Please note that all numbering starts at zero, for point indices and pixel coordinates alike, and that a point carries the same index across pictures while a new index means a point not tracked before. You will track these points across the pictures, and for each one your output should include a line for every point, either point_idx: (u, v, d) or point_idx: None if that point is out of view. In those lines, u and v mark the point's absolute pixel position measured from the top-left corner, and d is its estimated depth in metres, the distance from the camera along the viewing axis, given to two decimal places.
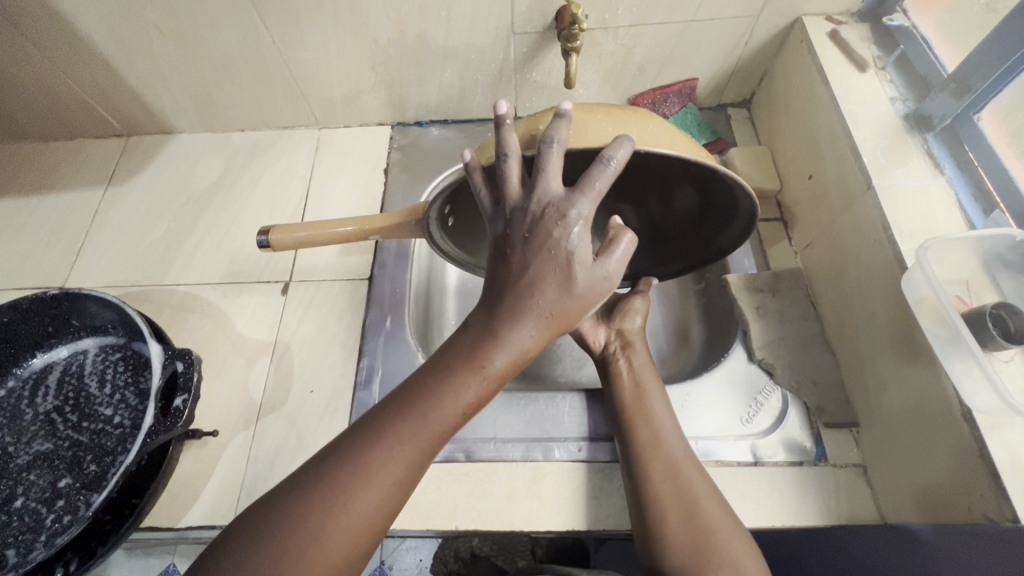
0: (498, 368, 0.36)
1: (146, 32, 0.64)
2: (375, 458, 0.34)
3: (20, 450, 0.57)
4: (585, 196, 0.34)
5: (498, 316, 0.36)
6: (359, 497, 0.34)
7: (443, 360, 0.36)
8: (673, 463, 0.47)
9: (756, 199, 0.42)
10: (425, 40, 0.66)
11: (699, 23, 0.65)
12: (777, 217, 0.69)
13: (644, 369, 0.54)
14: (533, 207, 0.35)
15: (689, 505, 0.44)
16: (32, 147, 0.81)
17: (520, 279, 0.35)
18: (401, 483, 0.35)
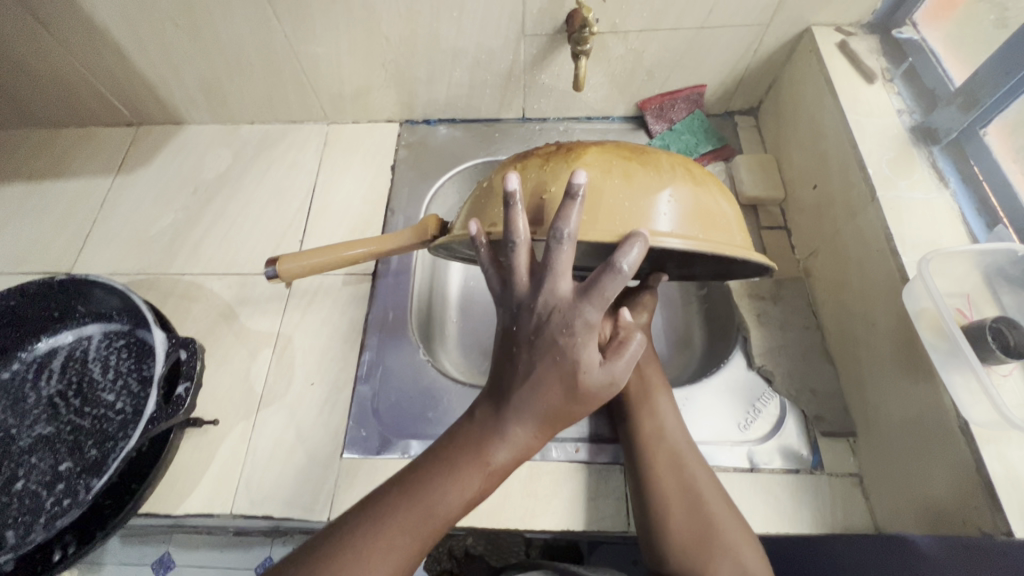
0: (500, 463, 0.39)
1: (160, 23, 0.64)
2: (377, 547, 0.36)
3: (23, 432, 0.58)
4: (592, 305, 0.34)
5: (503, 413, 0.39)
6: None
7: (449, 453, 0.40)
8: (674, 458, 0.47)
9: (770, 264, 0.44)
10: (436, 39, 0.67)
11: (709, 30, 0.65)
12: (781, 224, 0.70)
13: (647, 363, 0.54)
14: (541, 306, 0.36)
15: (691, 507, 0.44)
16: (43, 134, 0.82)
17: (527, 381, 0.38)
18: (401, 569, 0.37)
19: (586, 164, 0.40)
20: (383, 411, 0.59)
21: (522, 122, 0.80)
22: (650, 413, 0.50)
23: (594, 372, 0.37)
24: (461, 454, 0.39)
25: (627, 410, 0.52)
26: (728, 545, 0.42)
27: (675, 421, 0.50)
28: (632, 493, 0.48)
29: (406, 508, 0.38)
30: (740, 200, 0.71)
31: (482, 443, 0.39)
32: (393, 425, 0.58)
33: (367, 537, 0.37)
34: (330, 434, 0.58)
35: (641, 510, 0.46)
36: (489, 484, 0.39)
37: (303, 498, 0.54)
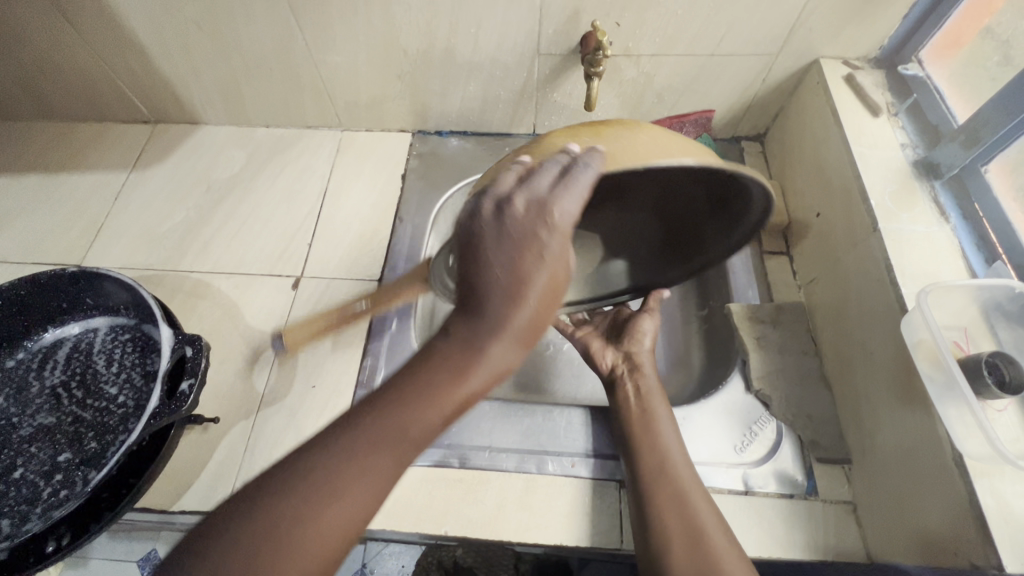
0: (475, 386, 0.32)
1: (183, 24, 0.66)
2: (343, 471, 0.31)
3: (24, 421, 0.58)
4: (572, 197, 0.32)
5: (474, 329, 0.32)
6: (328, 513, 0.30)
7: (417, 370, 0.32)
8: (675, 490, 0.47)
9: (774, 194, 0.38)
10: (453, 53, 0.68)
11: (719, 57, 0.67)
12: (783, 250, 0.71)
13: (652, 394, 0.55)
14: (518, 203, 0.32)
15: (691, 528, 0.44)
16: (61, 128, 0.83)
17: (507, 283, 0.31)
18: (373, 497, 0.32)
19: (552, 141, 0.38)
20: None
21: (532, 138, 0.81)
22: (654, 440, 0.51)
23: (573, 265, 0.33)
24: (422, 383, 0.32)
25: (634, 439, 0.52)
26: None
27: (677, 450, 0.51)
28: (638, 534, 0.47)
29: (369, 431, 0.32)
30: None
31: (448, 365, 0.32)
32: None
33: (313, 489, 0.31)
34: None
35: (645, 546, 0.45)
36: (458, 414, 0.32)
37: None
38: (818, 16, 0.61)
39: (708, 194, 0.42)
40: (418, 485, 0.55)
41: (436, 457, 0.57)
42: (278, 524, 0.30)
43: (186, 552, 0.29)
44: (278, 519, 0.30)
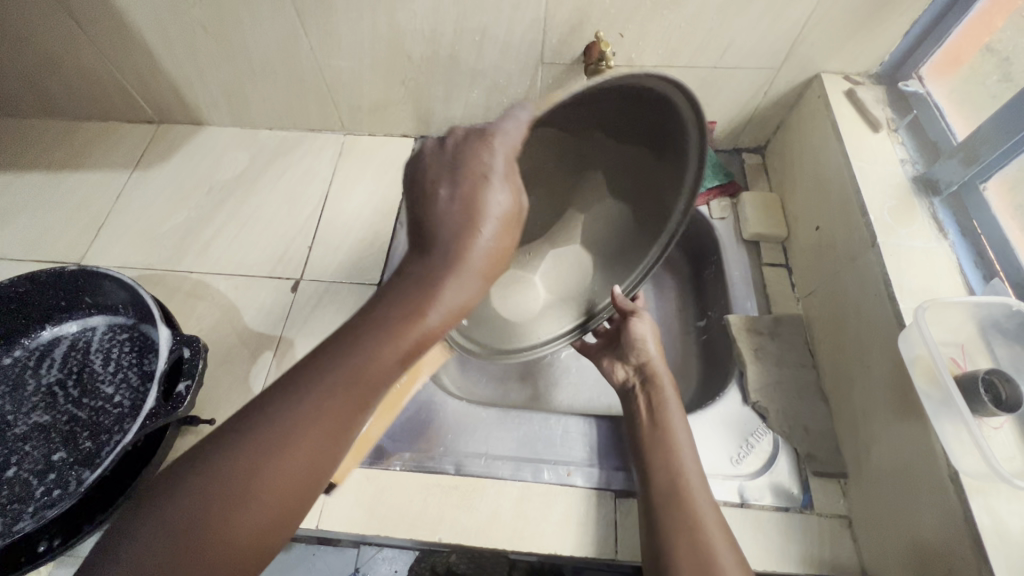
0: (434, 321, 0.33)
1: (189, 25, 0.66)
2: (299, 417, 0.31)
3: (19, 419, 0.58)
4: (507, 120, 0.34)
5: (431, 264, 0.34)
6: (285, 460, 0.30)
7: (377, 312, 0.33)
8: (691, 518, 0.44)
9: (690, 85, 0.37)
10: (456, 60, 0.69)
11: (721, 70, 0.67)
12: (783, 262, 0.71)
13: (666, 405, 0.52)
14: (459, 136, 0.35)
15: (693, 533, 0.43)
16: (65, 126, 0.83)
17: (460, 213, 0.33)
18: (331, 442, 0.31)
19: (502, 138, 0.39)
20: None
21: None
22: (670, 463, 0.48)
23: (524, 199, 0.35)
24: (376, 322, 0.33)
25: (649, 460, 0.49)
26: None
27: (695, 476, 0.48)
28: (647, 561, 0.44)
29: (328, 376, 0.32)
30: (743, 236, 0.72)
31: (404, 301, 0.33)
32: (389, 434, 0.58)
33: (270, 439, 0.30)
34: None
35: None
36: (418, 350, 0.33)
37: None
38: (821, 30, 0.62)
39: (645, 145, 0.43)
40: (412, 491, 0.55)
41: (432, 463, 0.56)
42: (229, 482, 0.29)
43: (144, 511, 0.29)
44: (230, 478, 0.29)
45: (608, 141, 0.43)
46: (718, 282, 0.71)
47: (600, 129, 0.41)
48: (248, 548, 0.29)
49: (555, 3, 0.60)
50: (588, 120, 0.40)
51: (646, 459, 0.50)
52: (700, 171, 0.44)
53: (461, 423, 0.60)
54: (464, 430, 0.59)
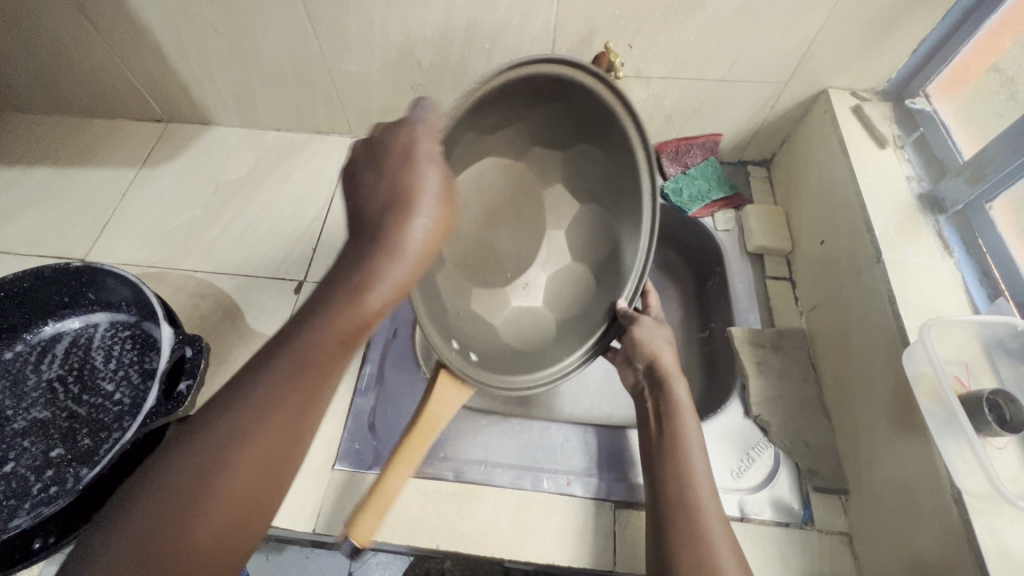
0: (378, 301, 0.35)
1: (201, 26, 0.67)
2: (253, 407, 0.32)
3: (19, 414, 0.58)
4: (423, 115, 0.37)
5: (367, 250, 0.35)
6: (245, 450, 0.31)
7: (321, 299, 0.35)
8: (703, 543, 0.42)
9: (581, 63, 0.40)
10: (465, 67, 0.69)
11: (729, 83, 0.68)
12: (786, 276, 0.71)
13: (679, 411, 0.49)
14: (380, 134, 0.37)
15: (702, 552, 0.41)
16: (73, 122, 0.84)
17: (391, 198, 0.35)
18: (289, 426, 0.33)
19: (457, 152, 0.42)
20: (382, 424, 0.59)
21: None
22: (681, 475, 0.46)
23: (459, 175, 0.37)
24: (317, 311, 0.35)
25: (660, 473, 0.47)
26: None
27: (709, 490, 0.45)
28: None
29: (277, 366, 0.33)
30: (747, 248, 0.72)
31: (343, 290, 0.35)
32: (389, 440, 0.58)
33: (227, 432, 0.31)
34: (322, 445, 0.57)
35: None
36: (364, 331, 0.35)
37: (291, 505, 0.54)
38: (829, 46, 0.62)
39: (589, 143, 0.46)
40: (410, 498, 0.54)
41: (432, 470, 0.56)
42: (195, 482, 0.30)
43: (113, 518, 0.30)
44: (193, 475, 0.30)
45: (552, 151, 0.47)
46: (722, 294, 0.71)
47: (540, 140, 0.46)
48: (218, 538, 0.30)
49: (565, 13, 0.61)
50: (525, 129, 0.45)
51: (659, 473, 0.47)
52: (644, 143, 0.44)
53: (460, 430, 0.60)
54: (464, 437, 0.59)
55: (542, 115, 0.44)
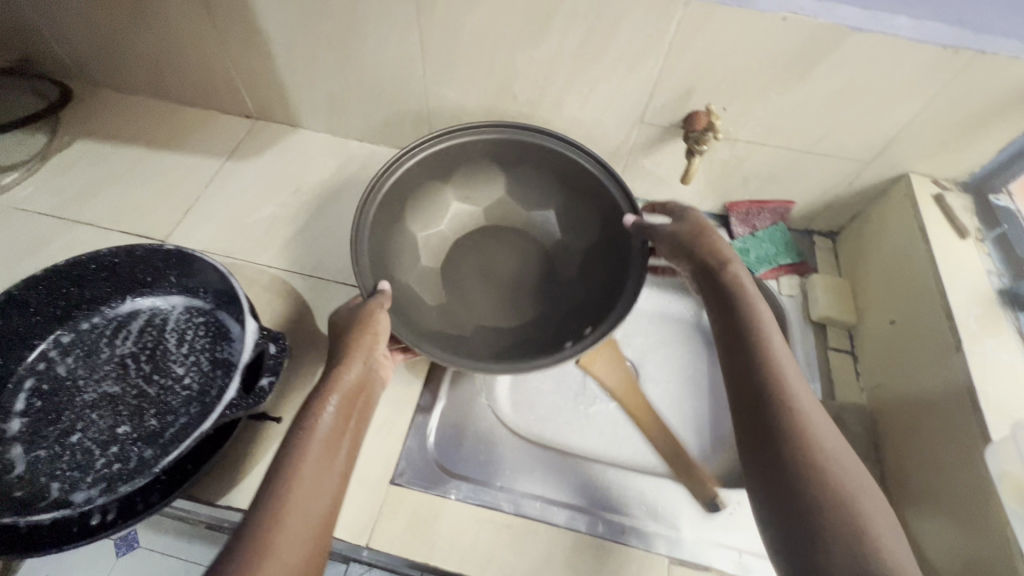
0: (351, 379, 0.51)
1: (316, 37, 0.70)
2: (292, 475, 0.43)
3: (89, 386, 0.59)
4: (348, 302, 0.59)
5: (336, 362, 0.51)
6: (294, 505, 0.42)
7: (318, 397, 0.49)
8: (792, 404, 0.45)
9: (375, 177, 0.62)
10: (559, 108, 0.72)
11: (813, 154, 0.69)
12: (848, 349, 0.71)
13: (754, 298, 0.53)
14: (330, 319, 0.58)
15: (808, 441, 0.43)
16: (166, 107, 0.87)
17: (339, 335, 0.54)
18: (319, 480, 0.44)
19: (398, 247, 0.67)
20: (445, 450, 0.60)
21: None
22: (765, 351, 0.49)
23: (388, 293, 0.56)
24: (298, 425, 0.47)
25: (739, 343, 0.50)
26: (880, 541, 0.38)
27: (789, 361, 0.48)
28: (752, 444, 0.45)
29: (297, 444, 0.45)
30: (810, 317, 0.73)
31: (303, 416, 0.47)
32: (447, 463, 0.59)
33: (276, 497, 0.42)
34: (381, 457, 0.58)
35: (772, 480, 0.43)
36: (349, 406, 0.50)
37: (347, 515, 0.54)
38: (919, 135, 0.64)
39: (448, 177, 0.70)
40: (466, 525, 0.54)
41: (488, 498, 0.56)
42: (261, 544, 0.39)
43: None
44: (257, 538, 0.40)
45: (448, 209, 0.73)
46: None
47: (433, 211, 0.72)
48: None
49: (669, 71, 0.63)
50: (415, 220, 0.70)
51: (746, 351, 0.50)
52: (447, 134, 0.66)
53: (518, 463, 0.60)
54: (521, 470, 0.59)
55: (414, 223, 0.70)
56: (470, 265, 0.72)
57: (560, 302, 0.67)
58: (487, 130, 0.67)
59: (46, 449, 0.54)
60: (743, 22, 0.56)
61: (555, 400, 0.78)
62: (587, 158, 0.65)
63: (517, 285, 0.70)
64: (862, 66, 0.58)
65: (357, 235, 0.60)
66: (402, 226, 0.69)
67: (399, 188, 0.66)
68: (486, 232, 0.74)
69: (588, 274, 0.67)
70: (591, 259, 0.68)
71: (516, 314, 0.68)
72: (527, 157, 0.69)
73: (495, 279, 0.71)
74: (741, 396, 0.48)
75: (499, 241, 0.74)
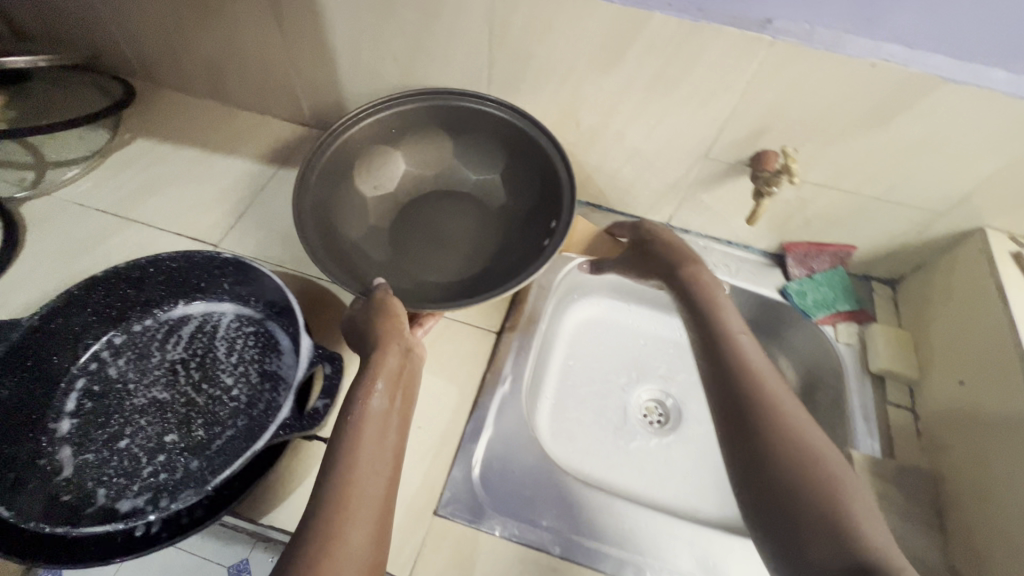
0: (392, 363, 0.52)
1: (382, 51, 0.70)
2: (355, 455, 0.45)
3: (139, 391, 0.58)
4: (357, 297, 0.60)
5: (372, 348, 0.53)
6: (361, 485, 0.43)
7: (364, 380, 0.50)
8: (773, 406, 0.47)
9: (294, 208, 0.61)
10: (621, 137, 0.70)
11: (882, 201, 0.67)
12: (909, 406, 0.68)
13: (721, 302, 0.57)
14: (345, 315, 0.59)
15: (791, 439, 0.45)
16: (223, 111, 0.87)
17: (363, 324, 0.56)
18: (381, 459, 0.46)
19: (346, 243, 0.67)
20: (491, 482, 0.58)
21: (664, 228, 0.82)
22: (739, 357, 0.51)
23: (386, 285, 0.59)
24: (348, 410, 0.47)
25: (711, 349, 0.53)
26: (868, 536, 0.39)
27: (759, 360, 0.51)
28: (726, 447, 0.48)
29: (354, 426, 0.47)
30: (869, 369, 0.70)
31: (354, 399, 0.48)
32: (493, 496, 0.57)
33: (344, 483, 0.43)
34: (425, 486, 0.57)
35: (761, 482, 0.44)
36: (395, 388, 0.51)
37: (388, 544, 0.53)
38: (1002, 190, 0.61)
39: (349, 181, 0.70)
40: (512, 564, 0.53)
41: (537, 539, 0.55)
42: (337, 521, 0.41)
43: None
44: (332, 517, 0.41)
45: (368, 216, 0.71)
46: (839, 413, 0.69)
47: (363, 221, 0.70)
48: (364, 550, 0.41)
49: (743, 109, 0.61)
50: (357, 235, 0.69)
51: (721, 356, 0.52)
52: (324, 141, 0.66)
53: (569, 502, 0.58)
54: (568, 509, 0.57)
55: (348, 225, 0.68)
56: (416, 236, 0.72)
57: (510, 221, 0.72)
58: (361, 114, 0.68)
59: (95, 453, 0.54)
60: (831, 66, 0.54)
61: (594, 432, 0.75)
62: (502, 106, 0.69)
63: (473, 231, 0.73)
64: (950, 118, 0.56)
65: (312, 252, 0.60)
66: (345, 234, 0.67)
67: (319, 206, 0.65)
68: (422, 197, 0.75)
69: (520, 191, 0.72)
70: (512, 182, 0.73)
71: (482, 261, 0.70)
72: (412, 123, 0.71)
73: (447, 242, 0.72)
74: (723, 398, 0.50)
75: (440, 206, 0.75)
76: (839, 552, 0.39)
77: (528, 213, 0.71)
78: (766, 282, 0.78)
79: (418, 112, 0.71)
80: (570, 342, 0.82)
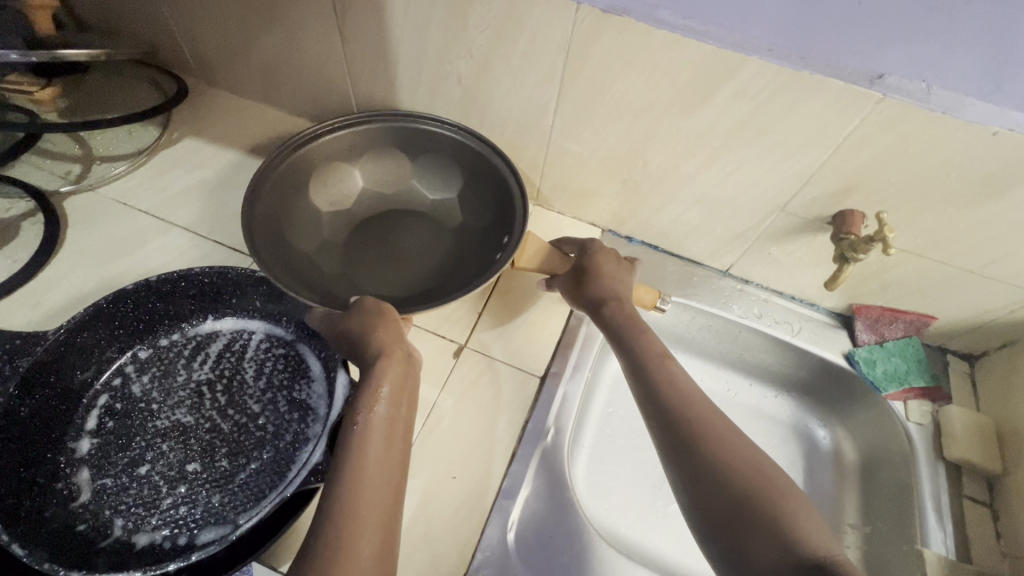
0: (392, 369, 0.49)
1: (445, 71, 0.66)
2: (361, 464, 0.43)
3: (163, 412, 0.55)
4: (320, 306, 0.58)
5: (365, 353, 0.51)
6: (366, 494, 0.42)
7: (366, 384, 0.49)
8: (710, 421, 0.47)
9: (243, 215, 0.59)
10: (691, 181, 0.66)
11: (977, 276, 0.61)
12: (986, 502, 0.62)
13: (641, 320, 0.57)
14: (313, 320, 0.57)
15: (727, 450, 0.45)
16: (274, 115, 0.85)
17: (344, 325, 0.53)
18: (386, 469, 0.44)
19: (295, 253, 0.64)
20: (528, 546, 0.54)
21: (723, 276, 0.78)
22: (670, 378, 0.51)
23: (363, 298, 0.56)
24: (353, 418, 0.46)
25: (640, 369, 0.52)
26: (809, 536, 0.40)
27: (689, 378, 0.51)
28: (657, 454, 0.48)
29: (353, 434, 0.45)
30: (945, 454, 0.64)
31: (358, 406, 0.47)
32: (529, 564, 0.53)
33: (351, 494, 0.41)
34: (457, 545, 0.53)
35: (709, 496, 0.43)
36: (399, 396, 0.49)
37: None
38: None
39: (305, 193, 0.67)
40: None
41: None
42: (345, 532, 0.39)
43: None
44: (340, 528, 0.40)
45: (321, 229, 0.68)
46: (906, 498, 0.64)
47: (315, 234, 0.67)
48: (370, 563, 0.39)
49: (835, 166, 0.56)
50: (308, 247, 0.65)
51: (652, 377, 0.51)
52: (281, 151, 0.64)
53: None
54: None
55: (300, 236, 0.65)
56: (368, 252, 0.68)
57: (467, 239, 0.69)
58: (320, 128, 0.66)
59: (113, 478, 0.52)
60: (946, 130, 0.49)
61: (632, 489, 0.70)
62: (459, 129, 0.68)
63: (429, 250, 0.69)
64: None
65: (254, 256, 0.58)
66: (299, 245, 0.64)
67: (271, 217, 0.63)
68: (383, 213, 0.71)
69: (481, 212, 0.69)
70: (470, 203, 0.70)
71: (438, 276, 0.66)
72: (372, 141, 0.70)
73: (401, 257, 0.68)
74: (663, 417, 0.48)
75: (397, 224, 0.71)
76: (783, 555, 0.39)
77: (484, 233, 0.67)
78: (830, 345, 0.73)
79: (377, 133, 0.69)
80: (611, 387, 0.77)
